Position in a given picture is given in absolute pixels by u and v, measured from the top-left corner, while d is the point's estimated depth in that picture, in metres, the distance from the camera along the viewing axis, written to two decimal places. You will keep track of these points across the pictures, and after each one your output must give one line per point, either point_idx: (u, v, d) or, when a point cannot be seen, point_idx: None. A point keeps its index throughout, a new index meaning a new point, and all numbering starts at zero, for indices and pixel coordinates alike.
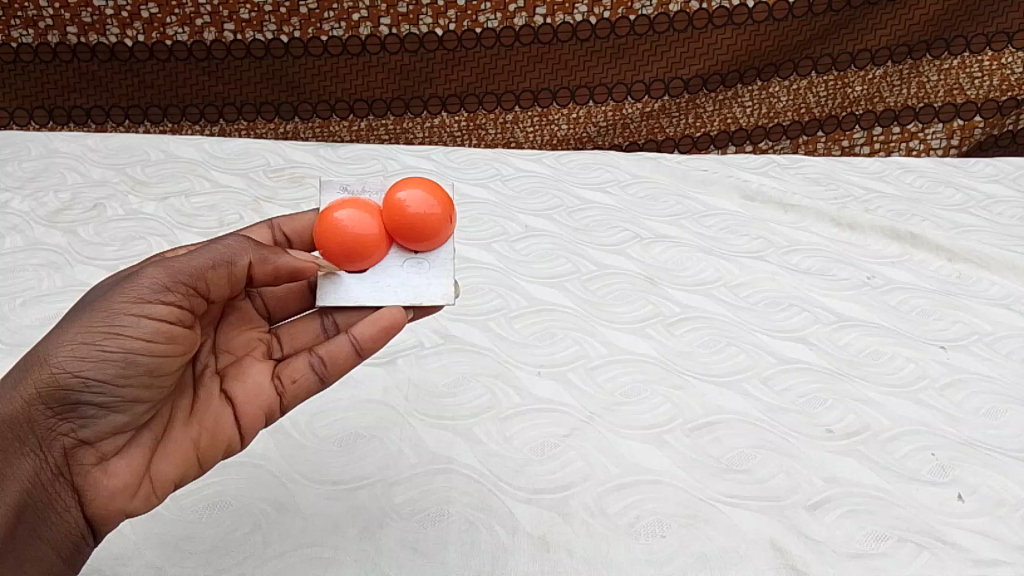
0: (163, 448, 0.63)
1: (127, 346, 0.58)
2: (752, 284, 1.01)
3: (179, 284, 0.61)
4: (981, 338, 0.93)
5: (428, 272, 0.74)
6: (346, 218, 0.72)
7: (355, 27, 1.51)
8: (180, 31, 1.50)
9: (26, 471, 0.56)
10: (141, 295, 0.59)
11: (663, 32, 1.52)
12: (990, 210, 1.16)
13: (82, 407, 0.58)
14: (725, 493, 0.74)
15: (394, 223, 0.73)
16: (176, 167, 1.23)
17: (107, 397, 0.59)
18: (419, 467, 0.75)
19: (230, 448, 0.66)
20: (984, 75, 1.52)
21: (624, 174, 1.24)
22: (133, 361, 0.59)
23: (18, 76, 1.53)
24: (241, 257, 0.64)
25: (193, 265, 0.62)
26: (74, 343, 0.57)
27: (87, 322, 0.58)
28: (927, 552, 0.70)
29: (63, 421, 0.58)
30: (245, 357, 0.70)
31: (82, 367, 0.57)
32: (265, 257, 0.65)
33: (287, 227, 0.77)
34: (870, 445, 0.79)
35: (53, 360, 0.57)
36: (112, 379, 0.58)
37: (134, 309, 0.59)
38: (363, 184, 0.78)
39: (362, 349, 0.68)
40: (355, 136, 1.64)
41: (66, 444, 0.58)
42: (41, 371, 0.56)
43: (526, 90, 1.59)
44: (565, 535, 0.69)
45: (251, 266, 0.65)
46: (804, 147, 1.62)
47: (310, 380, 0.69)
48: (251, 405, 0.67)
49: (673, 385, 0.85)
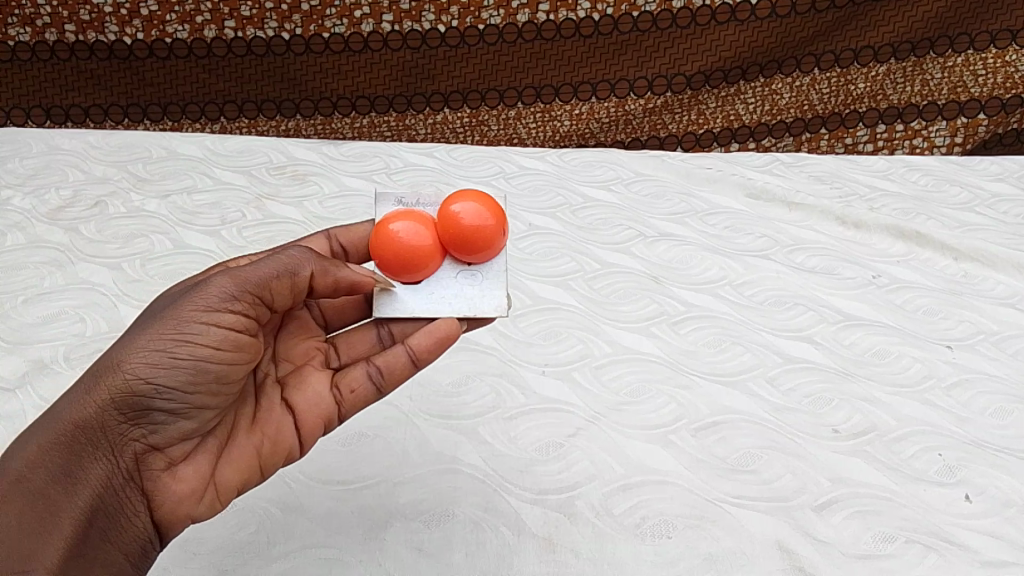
0: (226, 455, 0.63)
1: (198, 354, 0.58)
2: (757, 283, 1.01)
3: (246, 293, 0.60)
4: (987, 337, 0.93)
5: (481, 284, 0.73)
6: (401, 231, 0.71)
7: (357, 24, 1.51)
8: (180, 28, 1.50)
9: (98, 476, 0.56)
10: (210, 304, 0.59)
11: (665, 29, 1.52)
12: (996, 209, 1.16)
13: (154, 414, 0.58)
14: (732, 493, 0.73)
15: (449, 234, 0.72)
16: (177, 164, 1.22)
17: (177, 404, 0.58)
18: (424, 467, 0.75)
19: (290, 456, 0.66)
20: (988, 72, 1.52)
21: (628, 172, 1.23)
22: (202, 370, 0.58)
23: (15, 74, 1.52)
24: (305, 267, 0.64)
25: (260, 275, 0.61)
26: (146, 349, 0.57)
27: (159, 329, 0.58)
28: (935, 553, 0.69)
29: (134, 426, 0.57)
30: (305, 367, 0.70)
31: (153, 374, 0.57)
32: (328, 268, 0.65)
33: (343, 237, 0.76)
34: (877, 445, 0.79)
35: (127, 365, 0.56)
36: (182, 386, 0.58)
37: (204, 317, 0.59)
38: (417, 196, 0.78)
39: (419, 360, 0.67)
40: (356, 134, 1.63)
41: (137, 449, 0.58)
42: (116, 376, 0.56)
43: (529, 86, 1.58)
44: (571, 536, 0.69)
45: (312, 277, 0.64)
46: (808, 145, 1.61)
47: (368, 390, 0.68)
48: (312, 414, 0.67)
49: (678, 385, 0.85)
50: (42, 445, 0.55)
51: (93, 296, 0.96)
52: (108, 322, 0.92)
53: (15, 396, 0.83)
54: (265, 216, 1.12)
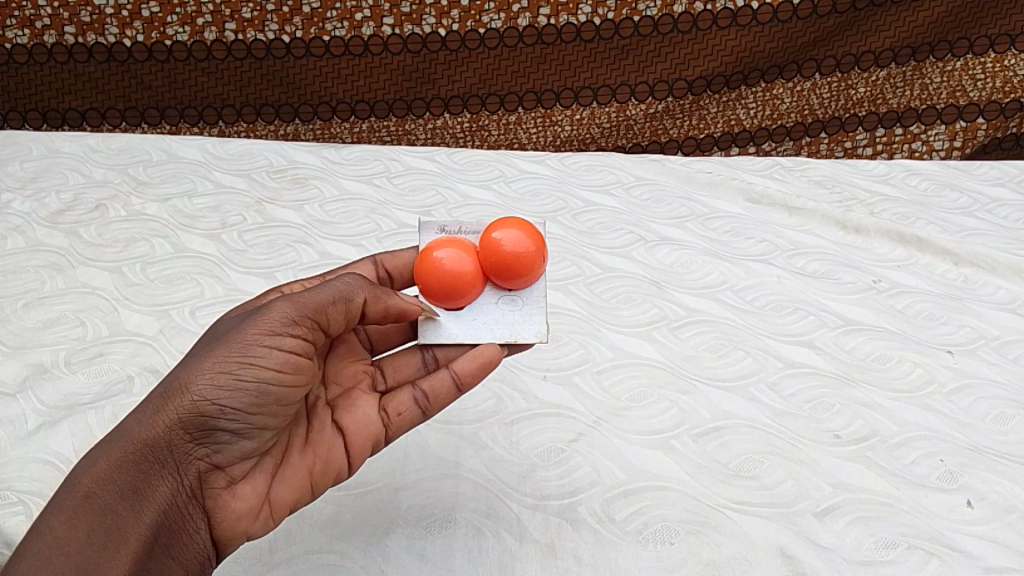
0: (282, 474, 0.63)
1: (261, 377, 0.58)
2: (757, 288, 1.01)
3: (306, 318, 0.61)
4: (988, 343, 0.93)
5: (522, 310, 0.74)
6: (445, 257, 0.72)
7: (358, 27, 1.51)
8: (180, 30, 1.50)
9: (164, 494, 0.56)
10: (272, 328, 0.59)
11: (665, 33, 1.52)
12: (996, 214, 1.16)
13: (217, 434, 0.58)
14: (733, 499, 0.73)
15: (491, 260, 0.72)
16: (178, 168, 1.22)
17: (240, 425, 0.59)
18: (425, 471, 0.75)
19: (339, 477, 0.66)
20: (987, 76, 1.52)
21: (628, 176, 1.23)
22: (265, 392, 0.59)
23: (15, 77, 1.52)
24: (360, 293, 0.64)
25: (320, 299, 0.62)
26: (212, 371, 0.57)
27: (224, 351, 0.58)
28: (936, 559, 0.69)
29: (199, 446, 0.58)
30: (354, 389, 0.70)
31: (218, 396, 0.57)
32: (381, 295, 0.66)
33: (389, 263, 0.77)
34: (878, 451, 0.79)
35: (194, 387, 0.57)
36: (245, 408, 0.58)
37: (267, 340, 0.59)
38: (460, 223, 0.78)
39: (462, 384, 0.67)
40: (356, 138, 1.63)
41: (201, 467, 0.59)
42: (183, 397, 0.57)
43: (528, 91, 1.58)
44: (573, 542, 0.69)
45: (365, 303, 0.65)
46: (808, 149, 1.62)
47: (414, 413, 0.68)
48: (361, 436, 0.66)
49: (679, 390, 0.85)
50: (111, 461, 0.55)
51: (93, 300, 0.96)
52: (109, 326, 0.92)
53: (16, 401, 0.83)
54: (265, 219, 1.12)
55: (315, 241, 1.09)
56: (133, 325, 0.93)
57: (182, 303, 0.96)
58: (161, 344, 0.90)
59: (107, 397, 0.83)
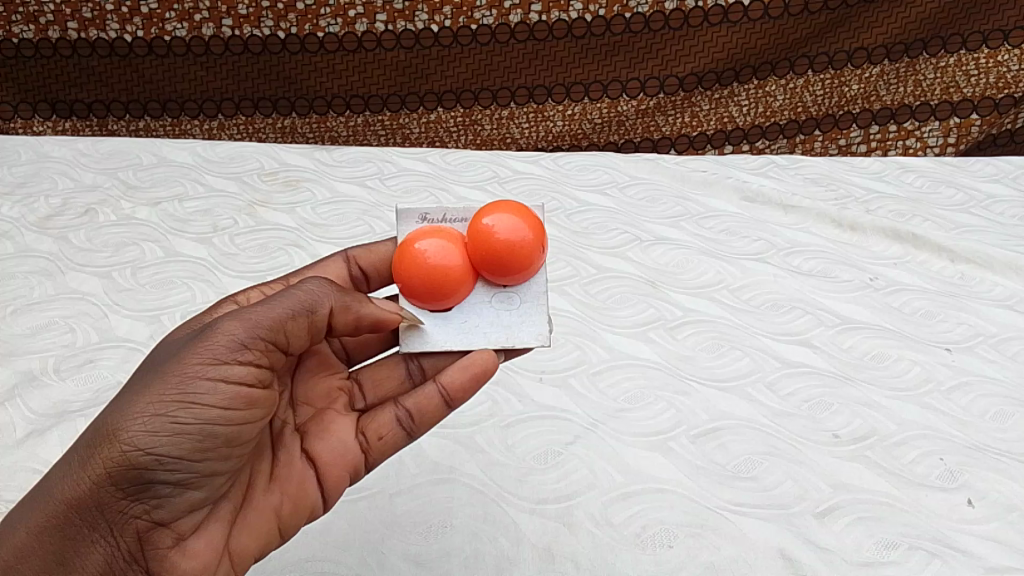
0: (242, 520, 0.57)
1: (205, 416, 0.51)
2: (754, 287, 1.00)
3: (258, 340, 0.53)
4: (987, 340, 0.92)
5: (518, 310, 0.68)
6: (427, 250, 0.66)
7: (352, 23, 1.51)
8: (179, 26, 1.50)
9: (96, 561, 0.50)
10: (217, 356, 0.51)
11: (658, 30, 1.52)
12: (992, 210, 1.16)
13: (156, 487, 0.51)
14: (732, 501, 0.72)
15: (481, 252, 0.66)
16: (169, 172, 1.21)
17: (183, 474, 0.51)
18: (420, 477, 0.74)
19: (313, 513, 0.61)
20: (980, 72, 1.51)
21: (622, 176, 1.23)
22: (211, 435, 0.51)
23: (20, 70, 1.53)
24: (324, 303, 0.57)
25: (274, 316, 0.54)
26: (146, 413, 0.49)
27: (158, 388, 0.50)
28: (938, 559, 0.68)
29: (135, 502, 0.50)
30: (326, 410, 0.64)
31: (155, 443, 0.49)
32: (350, 304, 0.59)
33: (363, 259, 0.72)
34: (878, 450, 0.78)
35: (124, 435, 0.49)
36: (188, 455, 0.51)
37: (210, 372, 0.51)
38: (444, 210, 0.71)
39: (451, 398, 0.62)
40: (351, 132, 1.63)
41: (140, 526, 0.51)
42: (110, 449, 0.49)
43: (521, 86, 1.58)
44: (571, 546, 0.68)
45: (332, 313, 0.58)
46: (801, 147, 1.61)
47: (397, 436, 0.63)
48: (337, 465, 0.61)
49: (676, 391, 0.84)
50: (31, 528, 0.49)
51: (83, 306, 0.95)
52: (99, 332, 0.91)
53: (5, 408, 0.82)
54: (257, 222, 1.11)
55: (308, 244, 1.08)
56: (123, 330, 0.92)
57: (173, 308, 0.95)
58: (151, 350, 0.89)
59: (96, 404, 0.82)
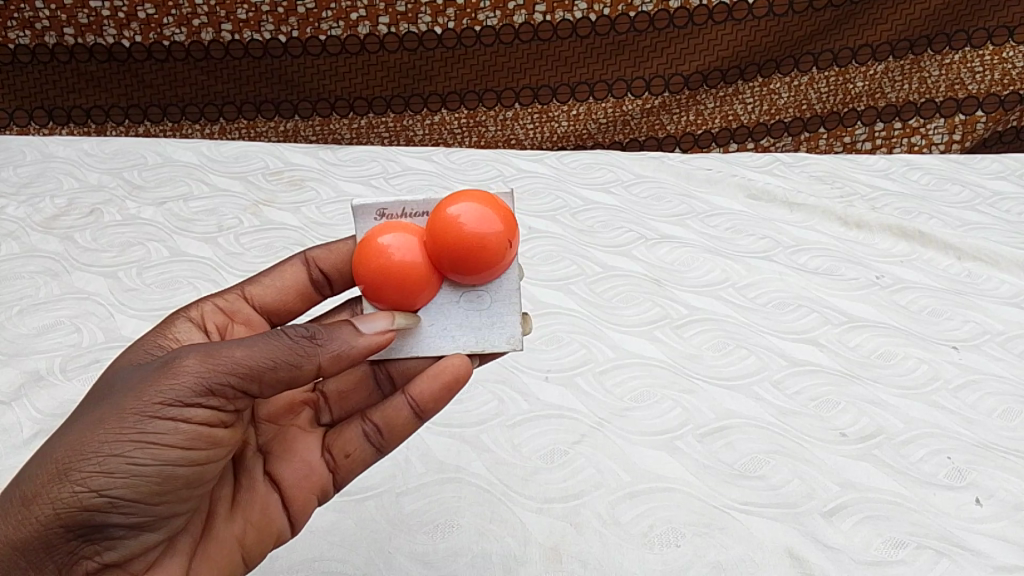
0: (203, 551, 0.55)
1: (163, 458, 0.49)
2: (760, 285, 1.00)
3: (228, 388, 0.49)
4: (993, 337, 0.92)
5: (489, 312, 0.62)
6: (388, 248, 0.58)
7: (354, 26, 1.53)
8: (178, 31, 1.53)
9: None
10: (179, 398, 0.48)
11: (662, 29, 1.54)
12: (998, 208, 1.15)
13: (109, 529, 0.49)
14: (739, 500, 0.71)
15: (442, 247, 0.58)
16: (173, 172, 1.24)
17: (138, 516, 0.50)
18: (427, 477, 0.73)
19: (280, 538, 0.60)
20: (985, 69, 1.52)
21: (627, 175, 1.27)
22: (168, 477, 0.49)
23: (19, 76, 1.56)
24: (313, 358, 0.50)
25: (249, 364, 0.49)
26: (100, 454, 0.47)
27: (114, 426, 0.48)
28: (946, 558, 0.67)
29: (85, 543, 0.49)
30: (290, 428, 0.62)
31: (108, 486, 0.47)
32: (342, 351, 0.51)
33: (323, 260, 0.67)
34: (885, 448, 0.77)
35: (77, 475, 0.47)
36: (142, 498, 0.49)
37: (170, 413, 0.48)
38: (403, 204, 0.63)
39: (422, 411, 0.58)
40: (355, 135, 1.65)
41: (89, 567, 0.50)
42: (60, 489, 0.46)
43: (525, 86, 1.60)
44: (577, 545, 0.67)
45: (321, 366, 0.51)
46: (807, 144, 1.61)
47: (366, 451, 0.61)
48: (303, 487, 0.60)
49: (682, 389, 0.84)
50: None
51: (89, 306, 0.94)
52: (104, 332, 0.90)
53: (11, 409, 0.80)
54: (263, 222, 1.12)
55: (311, 243, 1.08)
56: (128, 330, 0.91)
57: (178, 306, 0.95)
58: None
59: None
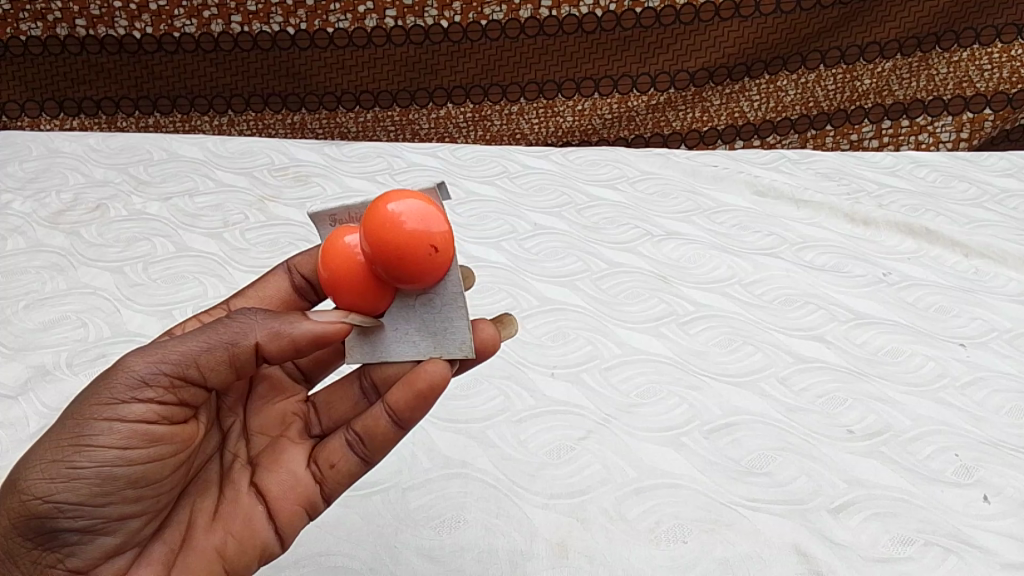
0: (180, 561, 0.55)
1: (101, 458, 0.50)
2: (766, 282, 1.00)
3: (159, 377, 0.50)
4: (1001, 335, 0.91)
5: (441, 316, 0.58)
6: (337, 257, 0.57)
7: (361, 19, 1.54)
8: (188, 22, 1.54)
9: None
10: (115, 397, 0.50)
11: (669, 24, 1.54)
12: (1005, 205, 1.15)
13: (63, 535, 0.50)
14: (747, 497, 0.71)
15: (372, 251, 0.54)
16: (179, 167, 1.24)
17: (89, 519, 0.51)
18: (432, 472, 0.73)
19: (267, 551, 0.58)
20: (994, 66, 1.51)
21: (633, 171, 1.27)
22: (108, 478, 0.50)
23: (31, 68, 1.57)
24: (246, 336, 0.52)
25: (180, 352, 0.51)
26: (44, 462, 0.49)
27: (57, 434, 0.50)
28: (955, 556, 0.66)
29: (48, 550, 0.51)
30: (279, 440, 0.61)
31: (52, 491, 0.49)
32: (278, 328, 0.52)
33: (304, 265, 0.69)
34: (892, 445, 0.77)
35: (23, 484, 0.49)
36: (88, 500, 0.50)
37: (105, 413, 0.50)
38: (351, 207, 0.61)
39: (401, 419, 0.56)
40: (361, 128, 1.65)
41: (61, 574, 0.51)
42: (11, 499, 0.49)
43: (531, 82, 1.60)
44: (584, 541, 0.67)
45: (260, 348, 0.52)
46: (813, 142, 1.61)
47: (350, 462, 0.58)
48: (286, 499, 0.58)
49: (688, 386, 0.83)
50: None
51: (95, 301, 0.94)
52: (110, 327, 0.90)
53: (17, 403, 0.80)
54: (268, 217, 1.12)
55: (318, 240, 1.08)
56: (135, 325, 0.91)
57: (184, 302, 0.94)
58: None
59: None
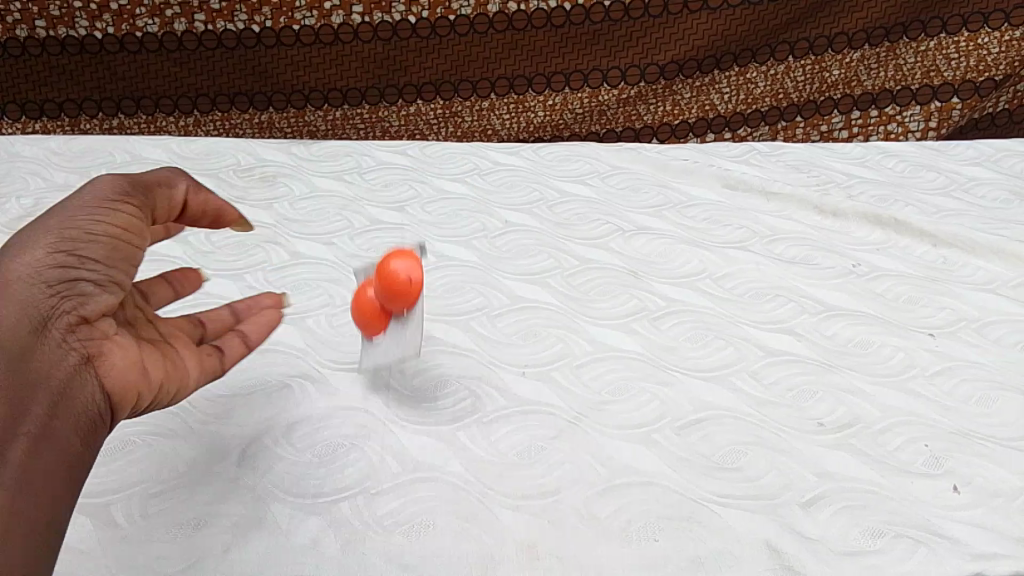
0: (129, 348, 0.59)
1: (105, 232, 0.57)
2: (736, 275, 1.00)
3: (137, 195, 0.60)
4: (969, 324, 0.92)
5: None
6: None
7: (328, 16, 1.52)
8: (151, 22, 1.51)
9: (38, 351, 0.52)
10: (111, 197, 0.58)
11: (637, 18, 1.54)
12: (973, 193, 1.16)
13: (80, 283, 0.55)
14: (717, 493, 0.71)
15: None
16: (143, 170, 1.22)
17: (94, 274, 0.56)
18: (401, 477, 0.72)
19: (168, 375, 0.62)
20: (961, 55, 1.52)
21: (603, 166, 1.27)
22: (117, 243, 0.58)
23: None
24: (180, 184, 0.64)
25: (146, 181, 0.61)
26: (59, 227, 0.55)
27: (61, 215, 0.56)
28: (924, 547, 0.66)
29: (65, 297, 0.54)
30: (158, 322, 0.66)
31: (68, 246, 0.55)
32: (201, 186, 0.65)
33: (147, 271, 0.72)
34: (862, 438, 0.77)
35: (46, 236, 0.54)
36: (100, 257, 0.57)
37: (109, 205, 0.58)
38: None
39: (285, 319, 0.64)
40: (330, 126, 1.63)
41: (69, 321, 0.54)
42: (36, 250, 0.54)
43: (501, 77, 1.59)
44: (554, 542, 0.66)
45: (188, 195, 0.64)
46: (783, 134, 1.61)
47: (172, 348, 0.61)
48: (153, 359, 0.61)
49: (659, 382, 0.83)
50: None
51: None
52: None
53: None
54: None
55: (285, 240, 1.06)
56: None
57: None
58: None
59: None
